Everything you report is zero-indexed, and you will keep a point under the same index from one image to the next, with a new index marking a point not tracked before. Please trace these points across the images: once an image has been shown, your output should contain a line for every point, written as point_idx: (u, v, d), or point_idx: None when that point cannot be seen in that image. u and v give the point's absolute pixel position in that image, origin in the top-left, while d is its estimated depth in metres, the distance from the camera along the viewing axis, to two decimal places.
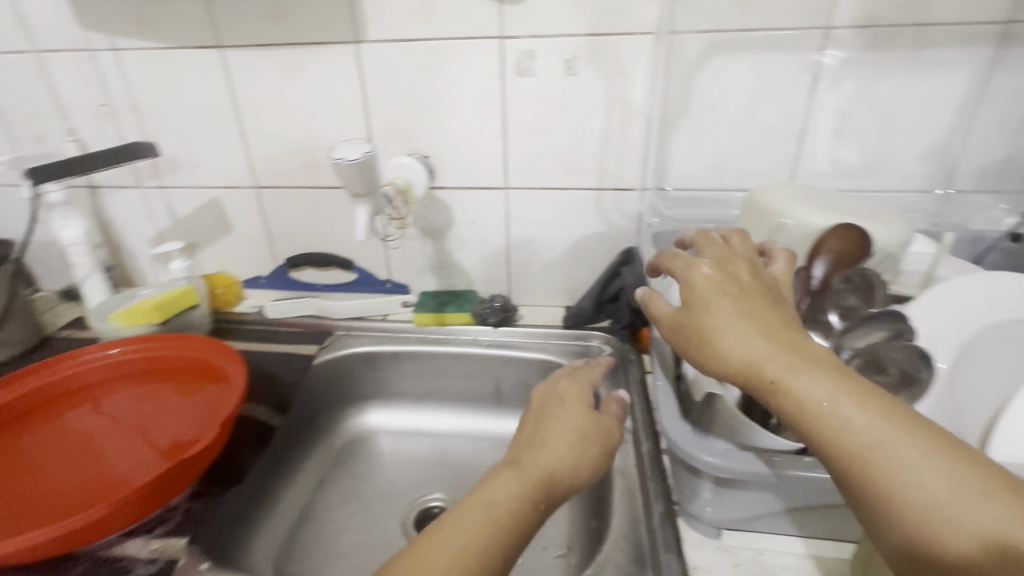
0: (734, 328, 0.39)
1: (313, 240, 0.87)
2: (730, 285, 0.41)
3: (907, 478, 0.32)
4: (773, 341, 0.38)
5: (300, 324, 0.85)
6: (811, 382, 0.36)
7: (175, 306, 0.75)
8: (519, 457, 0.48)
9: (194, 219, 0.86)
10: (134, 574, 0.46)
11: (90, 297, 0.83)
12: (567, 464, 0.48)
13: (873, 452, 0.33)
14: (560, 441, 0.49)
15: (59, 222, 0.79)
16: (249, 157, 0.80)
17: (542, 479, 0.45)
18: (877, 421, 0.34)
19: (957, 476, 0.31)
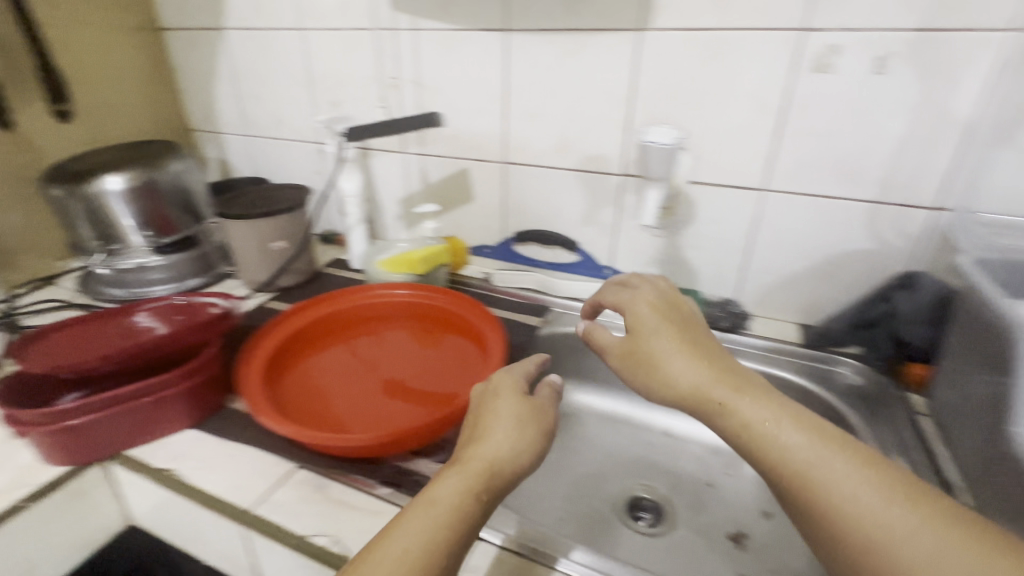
0: (678, 356, 0.46)
1: (544, 218, 0.91)
2: (679, 328, 0.48)
3: (851, 501, 0.34)
4: (712, 369, 0.44)
5: (521, 295, 0.90)
6: (753, 405, 0.41)
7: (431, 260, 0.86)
8: (463, 452, 0.45)
9: (443, 185, 0.95)
10: (429, 489, 0.51)
11: (353, 243, 0.96)
12: (512, 454, 0.44)
13: (812, 471, 0.36)
14: (499, 431, 0.45)
15: (344, 176, 0.92)
16: (506, 134, 0.86)
17: (490, 468, 0.42)
18: (811, 449, 0.37)
19: (878, 496, 0.34)
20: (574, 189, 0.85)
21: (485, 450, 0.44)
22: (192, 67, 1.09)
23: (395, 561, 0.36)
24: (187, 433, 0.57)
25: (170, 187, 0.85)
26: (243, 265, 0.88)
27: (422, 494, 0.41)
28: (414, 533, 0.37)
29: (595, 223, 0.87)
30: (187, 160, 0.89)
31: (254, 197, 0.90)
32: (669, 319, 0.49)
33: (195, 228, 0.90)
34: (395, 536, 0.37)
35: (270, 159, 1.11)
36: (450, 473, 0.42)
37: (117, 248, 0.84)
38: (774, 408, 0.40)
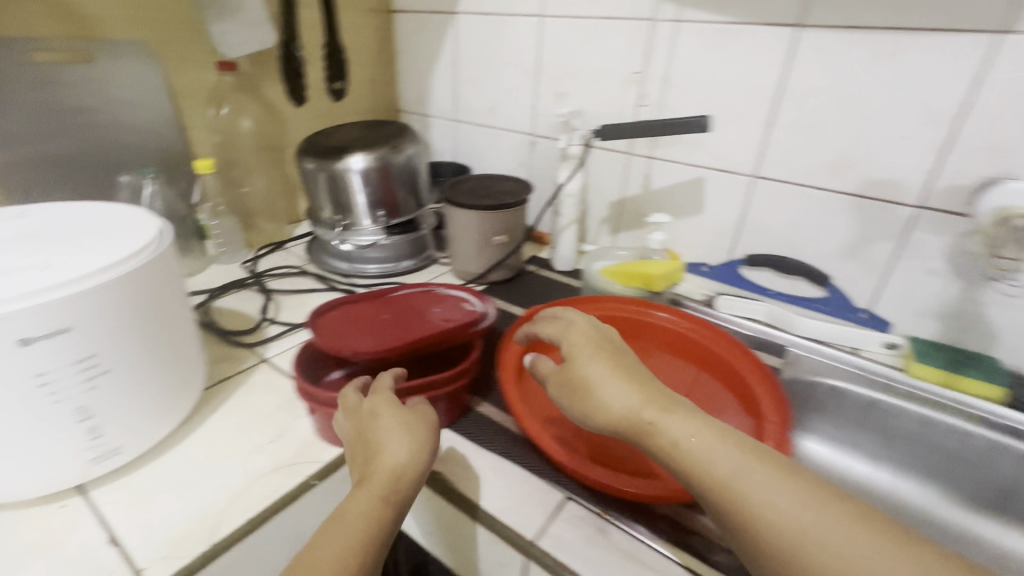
0: (610, 374, 0.43)
1: (790, 243, 0.79)
2: (603, 345, 0.46)
3: (805, 524, 0.32)
4: (639, 390, 0.41)
5: (749, 328, 0.79)
6: (678, 421, 0.38)
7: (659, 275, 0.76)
8: (366, 469, 0.44)
9: (667, 193, 0.87)
10: (718, 561, 0.44)
11: (561, 244, 0.92)
12: (400, 463, 0.43)
13: (745, 477, 0.35)
14: (393, 444, 0.44)
15: (567, 174, 0.88)
16: (764, 145, 0.76)
17: (393, 475, 0.42)
18: (772, 472, 0.35)
19: (821, 511, 0.33)
20: (843, 217, 0.73)
21: (383, 465, 0.43)
22: (415, 48, 1.10)
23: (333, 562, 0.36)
24: (445, 432, 0.56)
25: (403, 169, 0.86)
26: (460, 254, 0.87)
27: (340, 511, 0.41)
28: (338, 532, 0.38)
29: (860, 258, 0.74)
30: (418, 143, 0.89)
31: (476, 186, 0.89)
32: (592, 337, 0.47)
33: (417, 211, 0.90)
34: (327, 542, 0.38)
35: (475, 146, 1.11)
36: (354, 491, 0.42)
37: (350, 224, 0.87)
38: (699, 425, 0.38)
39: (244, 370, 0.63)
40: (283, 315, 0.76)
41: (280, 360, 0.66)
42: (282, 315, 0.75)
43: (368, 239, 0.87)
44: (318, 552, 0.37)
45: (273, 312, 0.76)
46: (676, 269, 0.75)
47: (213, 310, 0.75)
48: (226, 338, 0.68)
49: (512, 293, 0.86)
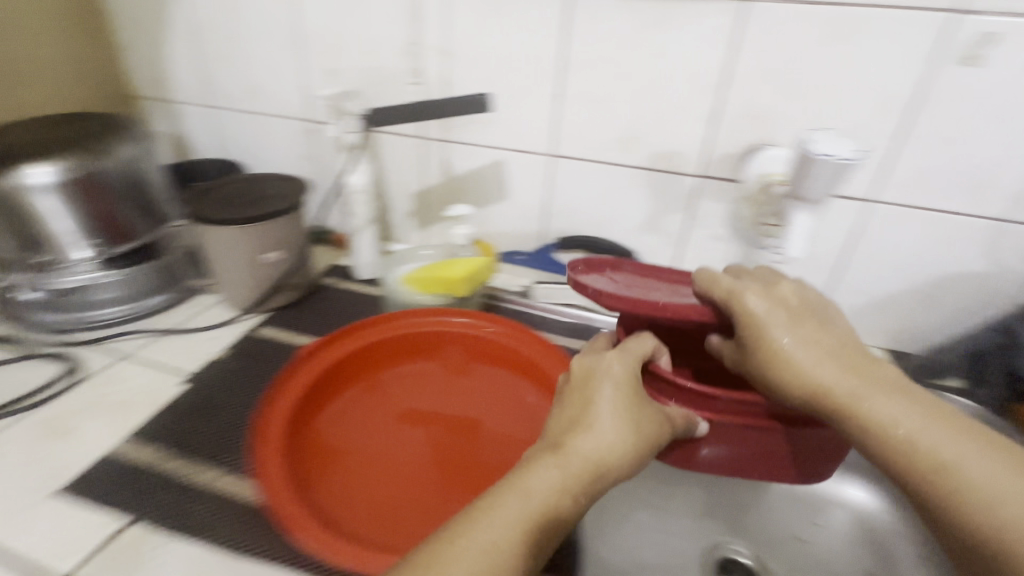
0: (800, 330, 0.41)
1: (596, 222, 0.77)
2: (775, 301, 0.43)
3: (921, 444, 0.36)
4: (840, 366, 0.40)
5: (569, 314, 0.77)
6: (882, 404, 0.38)
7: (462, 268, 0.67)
8: (563, 438, 0.39)
9: (469, 179, 0.79)
10: None
11: (359, 248, 0.78)
12: (615, 452, 0.38)
13: (865, 406, 0.38)
14: (605, 425, 0.39)
15: (349, 165, 0.74)
16: (557, 121, 0.71)
17: (589, 465, 0.37)
18: (903, 408, 0.37)
19: (916, 423, 0.37)
20: (638, 192, 0.72)
21: (587, 446, 0.38)
22: (132, 13, 0.84)
23: (492, 543, 0.33)
24: (185, 544, 0.41)
25: (118, 178, 0.64)
26: (223, 279, 0.69)
27: (514, 478, 0.36)
28: (533, 499, 0.35)
29: (659, 231, 0.74)
30: (140, 141, 0.67)
31: (234, 191, 0.71)
32: (775, 302, 0.43)
33: (155, 234, 0.69)
34: (481, 512, 0.34)
35: (245, 137, 0.90)
36: (541, 460, 0.37)
37: (51, 262, 0.63)
38: (892, 403, 0.38)
39: None
40: None
41: None
42: None
43: (88, 278, 0.64)
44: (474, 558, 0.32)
45: None
46: (481, 267, 0.65)
47: None
48: None
49: (300, 319, 0.70)
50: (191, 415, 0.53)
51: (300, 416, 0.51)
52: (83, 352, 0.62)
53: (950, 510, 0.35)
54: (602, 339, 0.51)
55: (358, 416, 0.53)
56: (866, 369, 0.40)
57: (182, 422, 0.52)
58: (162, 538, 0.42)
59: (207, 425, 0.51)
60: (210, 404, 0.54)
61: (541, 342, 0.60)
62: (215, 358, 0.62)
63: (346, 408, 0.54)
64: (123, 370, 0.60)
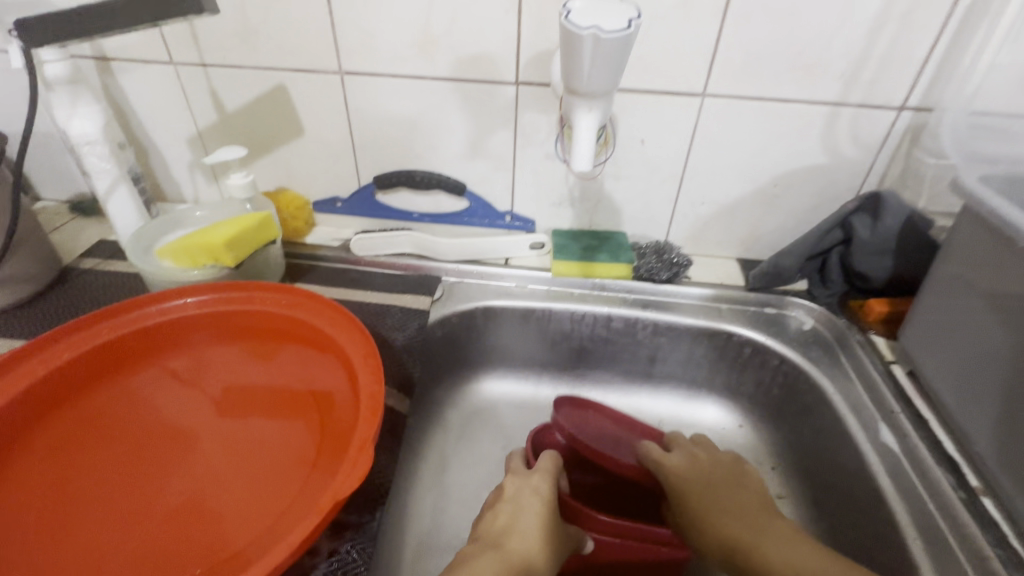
0: (707, 491, 0.46)
1: (414, 153, 0.64)
2: (695, 467, 0.48)
3: (790, 563, 0.37)
4: (741, 522, 0.42)
5: (398, 266, 0.66)
6: (780, 547, 0.39)
7: (223, 226, 0.52)
8: (499, 539, 0.42)
9: (250, 114, 0.63)
10: None
11: (118, 218, 0.61)
12: (542, 547, 0.41)
13: (769, 550, 0.39)
14: (529, 526, 0.42)
15: (61, 108, 0.55)
16: (334, 25, 0.56)
17: (523, 565, 0.39)
18: (807, 552, 0.38)
19: (821, 563, 0.37)
20: (453, 109, 0.60)
21: (520, 547, 0.41)
22: None
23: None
24: None
25: None
26: None
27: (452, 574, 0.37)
28: None
29: (485, 155, 0.63)
30: None
31: None
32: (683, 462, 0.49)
33: None
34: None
35: None
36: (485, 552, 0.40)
37: None
38: (801, 548, 0.39)
39: None
40: None
41: None
42: None
43: None
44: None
45: None
46: (250, 223, 0.52)
47: None
48: None
49: (33, 320, 0.54)
50: None
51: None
52: None
53: None
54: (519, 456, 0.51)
55: (68, 454, 0.40)
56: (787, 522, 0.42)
57: None
58: None
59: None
60: None
61: (315, 298, 0.49)
62: None
63: (52, 444, 0.41)
64: None
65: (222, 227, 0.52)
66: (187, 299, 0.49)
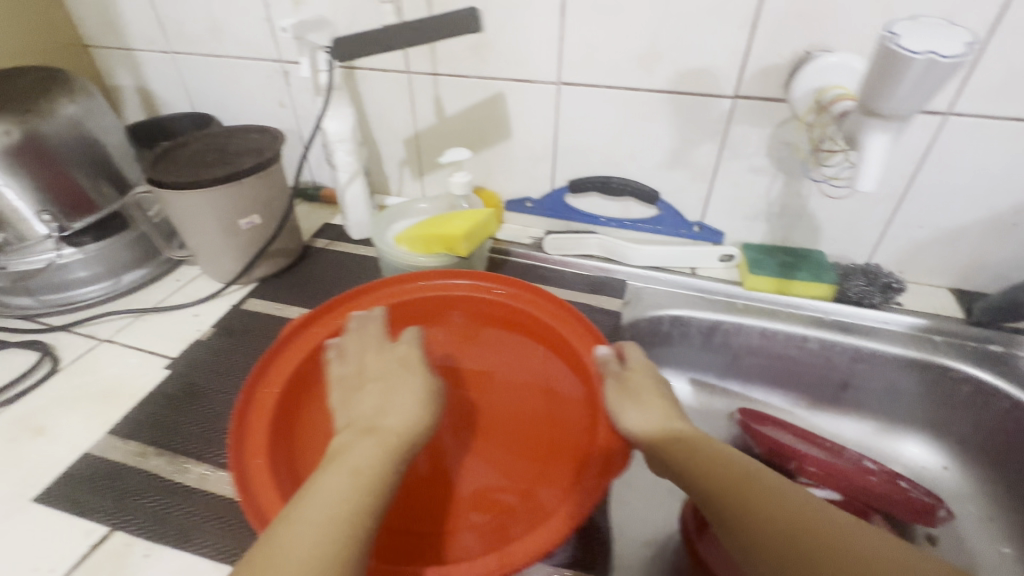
0: (644, 398, 0.45)
1: (611, 160, 0.67)
2: (649, 379, 0.47)
3: (716, 458, 0.40)
4: (664, 415, 0.44)
5: (587, 268, 0.69)
6: (709, 440, 0.42)
7: (457, 219, 0.59)
8: (370, 422, 0.40)
9: (465, 118, 0.69)
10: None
11: (350, 205, 0.70)
12: (411, 420, 0.40)
13: (698, 449, 0.41)
14: (401, 403, 0.41)
15: (325, 111, 0.64)
16: (562, 39, 0.60)
17: (405, 438, 0.39)
18: (740, 454, 0.41)
19: (763, 472, 0.39)
20: (662, 120, 0.62)
21: (388, 423, 0.40)
22: None
23: (337, 503, 0.32)
24: (171, 555, 0.38)
25: (65, 141, 0.56)
26: (203, 249, 0.62)
27: (332, 458, 0.36)
28: (346, 478, 0.34)
29: (685, 166, 0.64)
30: (81, 96, 0.58)
31: (200, 150, 0.63)
32: (648, 376, 0.47)
33: (122, 201, 0.61)
34: (330, 481, 0.34)
35: (213, 84, 0.80)
36: (359, 439, 0.38)
37: (8, 241, 0.56)
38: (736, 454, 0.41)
39: None
40: None
41: None
42: None
43: (52, 258, 0.58)
44: (304, 534, 0.31)
45: None
46: (482, 220, 0.58)
47: None
48: None
49: (290, 289, 0.64)
50: (179, 404, 0.49)
51: (284, 408, 0.45)
52: (63, 336, 0.57)
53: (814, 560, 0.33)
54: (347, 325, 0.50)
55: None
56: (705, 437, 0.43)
57: (169, 413, 0.48)
58: (162, 545, 0.38)
59: (195, 416, 0.47)
60: (199, 392, 0.50)
61: (543, 295, 0.54)
62: (199, 340, 0.56)
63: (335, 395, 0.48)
64: (100, 357, 0.54)
65: (456, 219, 0.59)
66: (432, 282, 0.56)
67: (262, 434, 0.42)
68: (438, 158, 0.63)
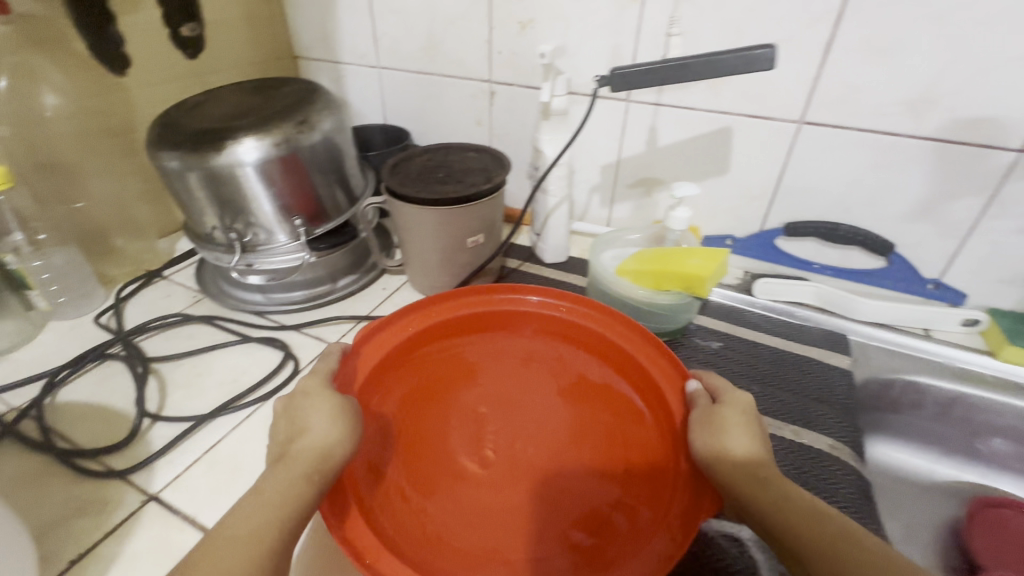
0: (733, 434, 0.39)
1: (842, 205, 0.63)
2: (746, 416, 0.41)
3: (808, 511, 0.34)
4: (758, 452, 0.38)
5: (799, 317, 0.64)
6: (797, 489, 0.36)
7: (694, 259, 0.55)
8: (285, 447, 0.38)
9: (679, 150, 0.67)
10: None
11: (550, 228, 0.70)
12: (308, 436, 0.38)
13: (771, 494, 0.35)
14: (316, 422, 0.39)
15: (549, 137, 0.64)
16: (818, 78, 0.57)
17: (319, 455, 0.37)
18: (832, 510, 0.35)
19: (853, 529, 0.33)
20: (919, 169, 0.57)
21: (304, 446, 0.37)
22: None
23: (251, 524, 0.33)
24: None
25: (319, 152, 0.58)
26: (420, 262, 0.63)
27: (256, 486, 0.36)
28: (241, 515, 0.33)
29: (933, 219, 0.59)
30: (335, 109, 0.61)
31: (425, 165, 0.64)
32: (742, 409, 0.41)
33: (352, 211, 0.64)
34: (246, 504, 0.34)
35: (412, 99, 0.83)
36: (271, 468, 0.37)
37: (257, 240, 0.59)
38: (828, 511, 0.34)
39: (121, 523, 0.40)
40: (173, 403, 0.50)
41: (176, 496, 0.42)
42: (171, 404, 0.50)
43: (287, 260, 0.61)
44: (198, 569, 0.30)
45: (154, 404, 0.50)
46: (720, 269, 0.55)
47: (56, 411, 0.48)
48: (74, 462, 0.43)
49: None
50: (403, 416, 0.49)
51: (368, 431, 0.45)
52: (294, 335, 0.59)
53: None
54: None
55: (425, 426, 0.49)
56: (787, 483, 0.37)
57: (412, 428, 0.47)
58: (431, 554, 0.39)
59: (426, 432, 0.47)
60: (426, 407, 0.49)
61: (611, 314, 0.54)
62: None
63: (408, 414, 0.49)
64: None
65: (692, 259, 0.55)
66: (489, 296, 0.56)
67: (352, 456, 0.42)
68: (671, 190, 0.61)
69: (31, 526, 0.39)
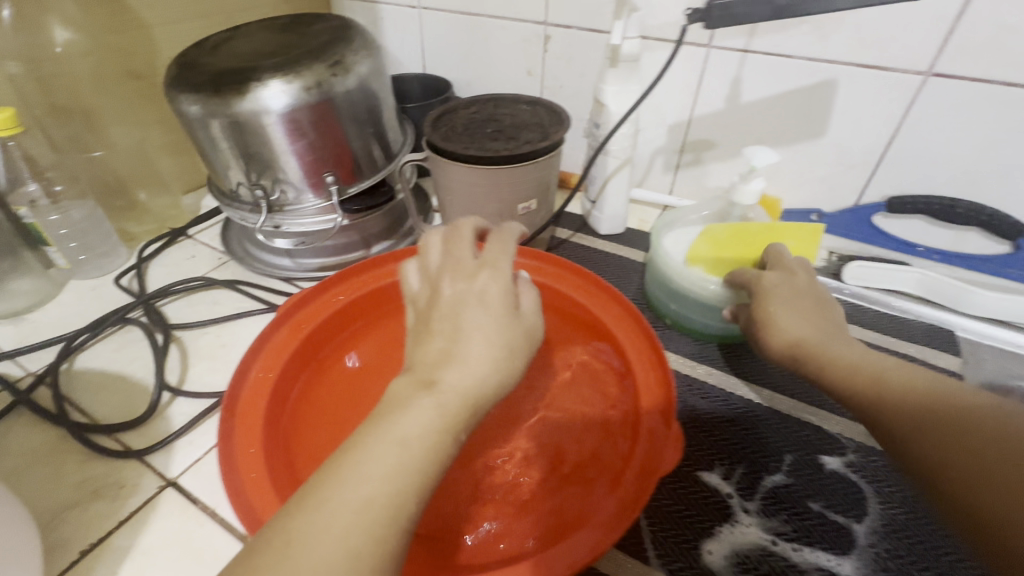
0: (778, 302, 0.40)
1: (964, 177, 0.53)
2: (792, 278, 0.42)
3: (844, 362, 0.34)
4: (802, 313, 0.39)
5: (897, 309, 0.55)
6: (838, 343, 0.36)
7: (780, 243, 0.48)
8: (427, 372, 0.27)
9: (765, 106, 0.57)
10: None
11: (608, 194, 0.62)
12: (473, 376, 0.27)
13: (823, 368, 0.35)
14: (476, 350, 0.28)
15: (614, 87, 0.55)
16: (960, 18, 0.46)
17: (471, 404, 0.27)
18: (878, 360, 0.33)
19: (890, 372, 0.32)
20: None
21: (455, 381, 0.27)
22: None
23: (379, 491, 0.23)
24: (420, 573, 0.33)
25: (354, 99, 0.51)
26: None
27: (377, 416, 0.25)
28: (371, 477, 0.23)
29: None
30: (373, 50, 0.53)
31: (472, 118, 0.56)
32: (782, 279, 0.42)
33: (389, 168, 0.58)
34: (374, 459, 0.23)
35: (455, 45, 0.74)
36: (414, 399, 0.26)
37: (286, 198, 0.53)
38: (871, 361, 0.33)
39: (136, 511, 0.36)
40: (195, 376, 0.46)
41: (196, 482, 0.38)
42: (193, 377, 0.46)
43: (317, 222, 0.55)
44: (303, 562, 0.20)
45: (175, 375, 0.46)
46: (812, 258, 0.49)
47: (73, 379, 0.45)
48: (91, 438, 0.40)
49: None
50: None
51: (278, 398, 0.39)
52: None
53: (912, 420, 0.28)
54: (437, 238, 0.36)
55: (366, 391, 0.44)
56: (829, 347, 0.36)
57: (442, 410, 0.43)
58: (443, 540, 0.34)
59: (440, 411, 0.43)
60: None
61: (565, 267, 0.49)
62: None
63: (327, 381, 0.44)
64: None
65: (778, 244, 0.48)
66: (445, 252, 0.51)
67: (255, 423, 0.36)
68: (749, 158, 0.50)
69: (44, 506, 0.36)
